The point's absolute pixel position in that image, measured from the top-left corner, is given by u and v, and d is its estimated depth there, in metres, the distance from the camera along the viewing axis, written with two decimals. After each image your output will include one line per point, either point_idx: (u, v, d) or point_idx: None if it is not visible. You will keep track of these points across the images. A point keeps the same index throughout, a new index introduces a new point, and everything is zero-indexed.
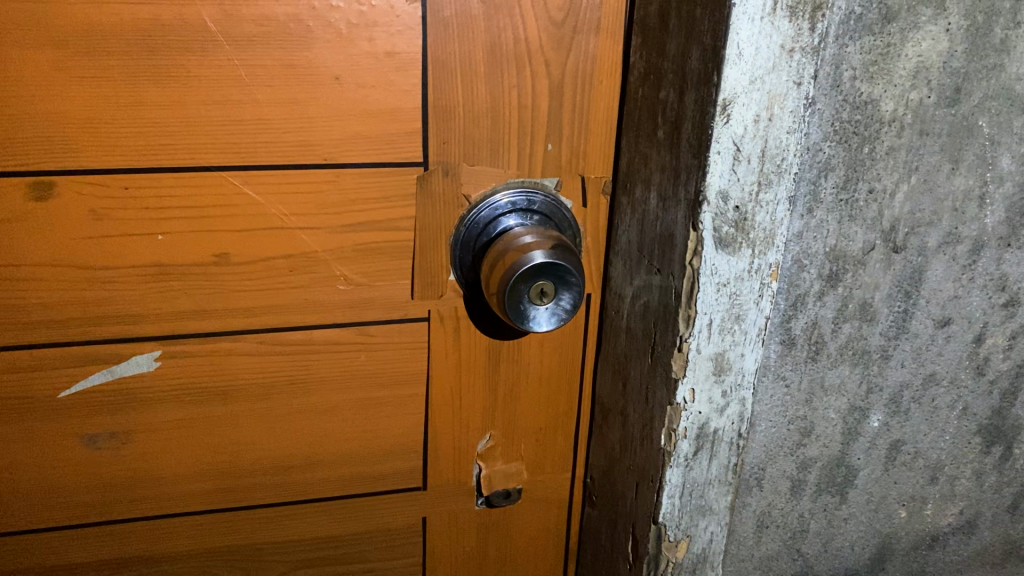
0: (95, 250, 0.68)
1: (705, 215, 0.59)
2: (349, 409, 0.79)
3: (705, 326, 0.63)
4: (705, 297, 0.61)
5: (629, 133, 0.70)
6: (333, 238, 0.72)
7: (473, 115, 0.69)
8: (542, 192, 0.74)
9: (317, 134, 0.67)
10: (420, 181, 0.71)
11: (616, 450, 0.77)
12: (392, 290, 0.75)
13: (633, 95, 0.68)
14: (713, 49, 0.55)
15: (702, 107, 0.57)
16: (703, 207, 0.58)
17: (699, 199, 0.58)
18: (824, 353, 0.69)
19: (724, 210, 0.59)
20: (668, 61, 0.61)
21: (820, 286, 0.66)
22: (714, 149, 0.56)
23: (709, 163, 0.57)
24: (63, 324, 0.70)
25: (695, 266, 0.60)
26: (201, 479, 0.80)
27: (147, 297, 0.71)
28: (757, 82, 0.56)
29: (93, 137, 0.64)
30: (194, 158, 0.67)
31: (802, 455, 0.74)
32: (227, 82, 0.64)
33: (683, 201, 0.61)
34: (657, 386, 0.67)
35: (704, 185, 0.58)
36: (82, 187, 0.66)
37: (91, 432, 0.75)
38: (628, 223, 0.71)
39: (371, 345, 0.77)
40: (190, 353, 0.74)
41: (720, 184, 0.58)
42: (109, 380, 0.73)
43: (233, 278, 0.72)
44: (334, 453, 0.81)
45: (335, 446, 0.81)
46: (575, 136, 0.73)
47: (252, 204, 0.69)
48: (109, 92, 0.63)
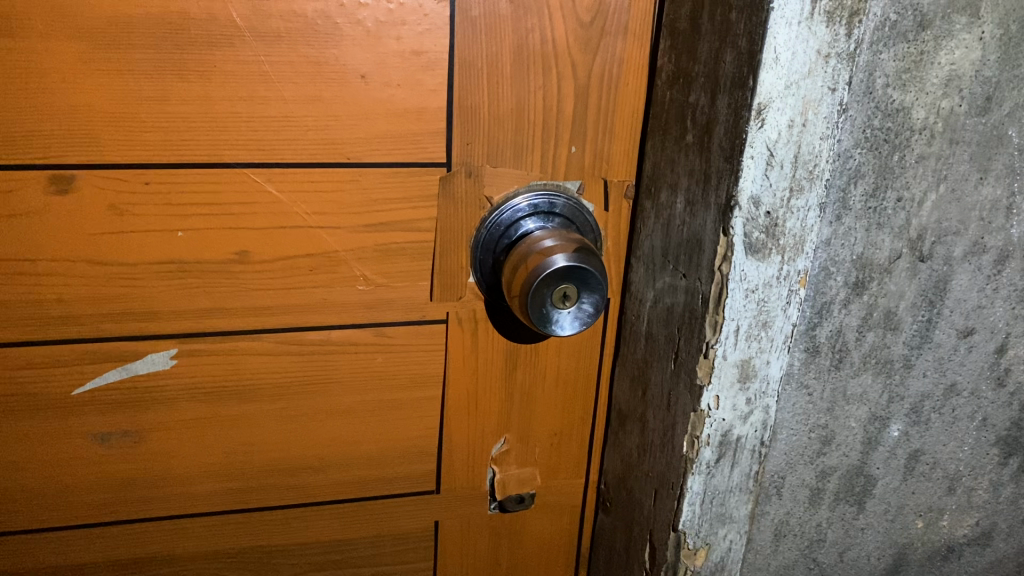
0: (114, 245, 0.67)
1: (736, 221, 0.58)
2: (364, 411, 0.78)
3: (732, 333, 0.62)
4: (733, 303, 0.61)
5: (655, 137, 0.69)
6: (354, 238, 0.71)
7: (498, 117, 0.69)
8: (564, 195, 0.74)
9: (341, 133, 0.67)
10: (443, 182, 0.71)
11: (634, 457, 0.76)
12: (411, 291, 0.74)
13: (661, 99, 0.67)
14: (749, 53, 0.55)
15: (736, 111, 0.57)
16: (734, 212, 0.58)
17: (730, 204, 0.58)
18: (847, 362, 0.69)
19: (755, 215, 0.58)
20: (699, 65, 0.61)
21: (845, 293, 0.66)
22: (748, 154, 0.56)
23: (742, 167, 0.56)
24: (78, 320, 0.69)
25: (724, 271, 0.60)
26: (213, 480, 0.79)
27: (165, 294, 0.70)
28: (793, 86, 0.55)
29: (116, 131, 0.64)
30: (217, 155, 0.66)
31: (822, 464, 0.73)
32: (253, 78, 0.64)
33: (713, 207, 0.60)
34: (680, 393, 0.67)
35: (736, 189, 0.57)
36: (103, 181, 0.65)
37: (104, 431, 0.74)
38: (652, 228, 0.71)
39: (389, 347, 0.76)
40: (206, 352, 0.73)
41: (753, 189, 0.57)
42: (124, 378, 0.72)
43: (252, 276, 0.71)
44: (348, 455, 0.80)
45: (349, 448, 0.80)
46: (599, 139, 0.72)
47: (273, 202, 0.69)
48: (133, 85, 0.62)
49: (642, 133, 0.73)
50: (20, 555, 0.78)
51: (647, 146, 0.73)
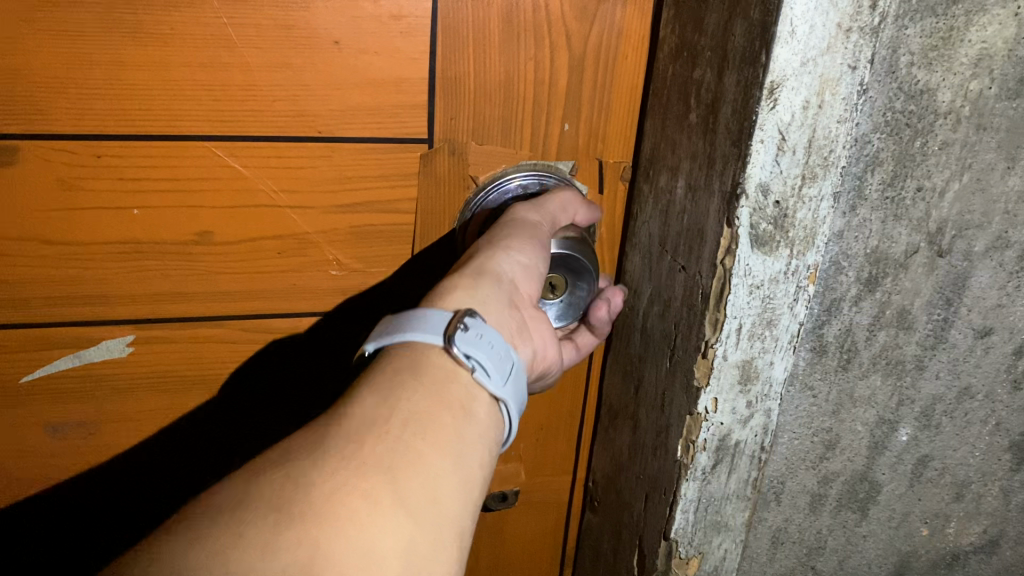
0: (63, 223, 0.62)
1: (743, 211, 0.53)
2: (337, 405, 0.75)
3: (734, 331, 0.57)
4: (736, 300, 0.55)
5: (654, 116, 0.64)
6: (326, 219, 0.66)
7: (485, 89, 0.64)
8: (556, 176, 0.69)
9: (312, 104, 0.62)
10: (423, 159, 0.66)
11: (624, 457, 0.72)
12: (388, 278, 0.70)
13: (661, 74, 0.62)
14: (762, 25, 0.49)
15: (745, 89, 0.51)
16: (740, 201, 0.52)
17: (737, 191, 0.52)
18: (855, 362, 0.64)
19: (763, 205, 0.53)
20: (705, 37, 0.55)
21: (857, 290, 0.61)
22: (758, 137, 0.50)
23: (750, 152, 0.51)
24: (25, 304, 0.64)
25: (727, 265, 0.55)
26: (173, 469, 0.75)
27: (120, 277, 0.65)
28: (809, 64, 0.49)
29: (63, 98, 0.58)
30: (176, 126, 0.61)
31: (824, 469, 0.69)
32: (215, 42, 0.58)
33: (719, 195, 0.55)
34: (676, 396, 0.62)
35: (743, 176, 0.52)
36: (51, 154, 0.59)
37: (56, 422, 0.69)
38: (648, 217, 0.66)
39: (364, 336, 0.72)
40: (167, 338, 0.68)
41: (761, 176, 0.52)
42: (77, 366, 0.67)
43: (215, 258, 0.66)
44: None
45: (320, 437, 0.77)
46: (594, 116, 0.67)
47: (239, 177, 0.63)
48: (83, 49, 0.57)
49: (641, 110, 0.68)
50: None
51: (645, 126, 0.67)
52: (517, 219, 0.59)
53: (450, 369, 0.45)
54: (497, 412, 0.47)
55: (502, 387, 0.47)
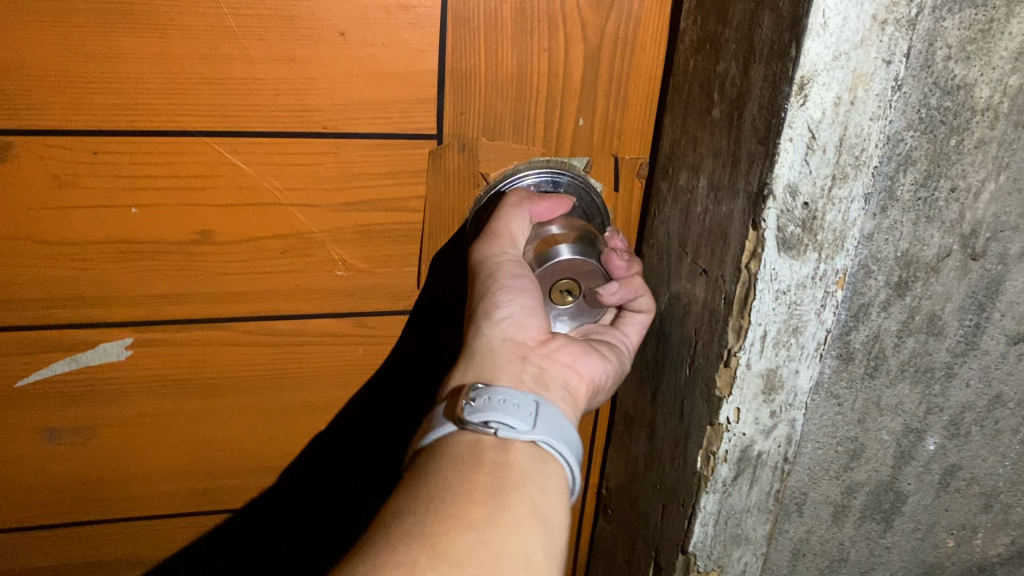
0: (60, 221, 0.59)
1: (769, 213, 0.50)
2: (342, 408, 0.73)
3: (758, 339, 0.54)
4: (761, 308, 0.53)
5: (673, 111, 0.61)
6: (332, 217, 0.64)
7: (497, 82, 0.61)
8: (570, 173, 0.66)
9: (316, 98, 0.59)
10: (432, 156, 0.63)
11: (640, 465, 0.69)
12: (396, 278, 0.68)
13: (681, 67, 0.59)
14: (792, 17, 0.46)
15: (773, 84, 0.48)
16: (767, 202, 0.50)
17: (763, 192, 0.50)
18: (883, 370, 0.61)
19: (792, 207, 0.50)
20: (730, 30, 0.53)
21: (887, 294, 0.58)
22: (787, 135, 0.48)
23: (778, 151, 0.48)
24: (20, 305, 0.61)
25: (751, 270, 0.52)
26: (174, 476, 0.73)
27: (118, 277, 0.62)
28: (842, 58, 0.46)
29: (57, 92, 0.55)
30: (175, 121, 0.58)
31: (848, 479, 0.66)
32: (215, 33, 0.56)
33: (743, 196, 0.52)
34: (696, 405, 0.59)
35: (771, 176, 0.49)
36: (44, 150, 0.57)
37: (53, 427, 0.67)
38: (666, 216, 0.63)
39: (371, 338, 0.70)
40: (167, 341, 0.66)
41: (789, 176, 0.49)
42: (73, 369, 0.65)
43: (217, 257, 0.63)
44: (326, 447, 0.75)
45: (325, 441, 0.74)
46: (610, 111, 0.64)
47: (241, 174, 0.61)
48: (78, 40, 0.54)
49: (660, 103, 0.65)
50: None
51: (664, 121, 0.65)
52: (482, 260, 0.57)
53: (475, 443, 0.48)
54: (541, 454, 0.49)
55: (536, 428, 0.49)
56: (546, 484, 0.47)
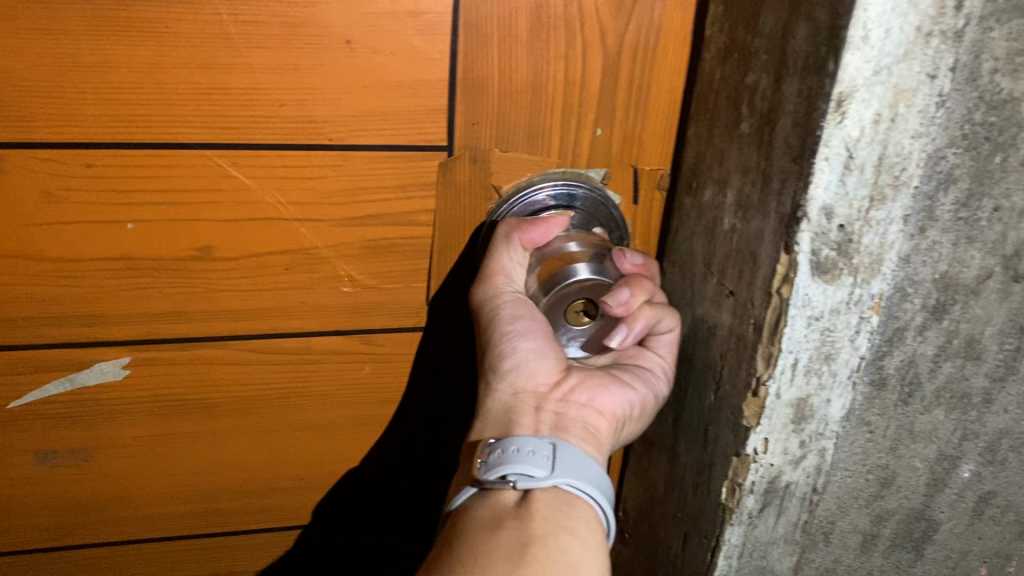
0: (52, 238, 0.57)
1: (803, 235, 0.47)
2: (348, 428, 0.70)
3: (789, 367, 0.51)
4: (793, 333, 0.50)
5: (699, 122, 0.58)
6: (337, 232, 0.61)
7: (511, 91, 0.58)
8: (587, 185, 0.63)
9: (321, 109, 0.56)
10: (442, 169, 0.60)
11: (661, 487, 0.66)
12: (405, 294, 0.65)
13: (707, 78, 0.57)
14: (830, 29, 0.43)
15: (808, 99, 0.45)
16: (801, 224, 0.47)
17: (797, 215, 0.47)
18: (917, 396, 0.58)
19: (827, 230, 0.47)
20: (761, 40, 0.50)
21: (923, 318, 0.55)
22: (822, 155, 0.44)
23: (814, 170, 0.45)
24: (12, 325, 0.58)
25: (784, 295, 0.49)
26: (175, 499, 0.70)
27: (114, 295, 0.59)
28: (883, 73, 0.43)
29: (50, 104, 0.53)
30: (172, 133, 0.55)
31: (878, 507, 0.63)
32: (215, 42, 0.53)
33: (775, 218, 0.49)
34: (722, 434, 0.56)
35: (805, 198, 0.46)
36: (36, 164, 0.54)
37: (47, 449, 0.64)
38: (691, 233, 0.60)
39: (378, 355, 0.67)
40: (165, 360, 0.63)
41: (825, 198, 0.46)
42: (70, 390, 0.62)
43: (216, 274, 0.60)
44: (333, 468, 0.72)
45: (331, 461, 0.72)
46: (630, 121, 0.61)
47: (241, 188, 0.58)
48: (70, 49, 0.52)
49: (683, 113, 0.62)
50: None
51: (687, 131, 0.62)
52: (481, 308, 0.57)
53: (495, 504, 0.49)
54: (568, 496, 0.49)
55: (554, 472, 0.49)
56: (574, 527, 0.47)
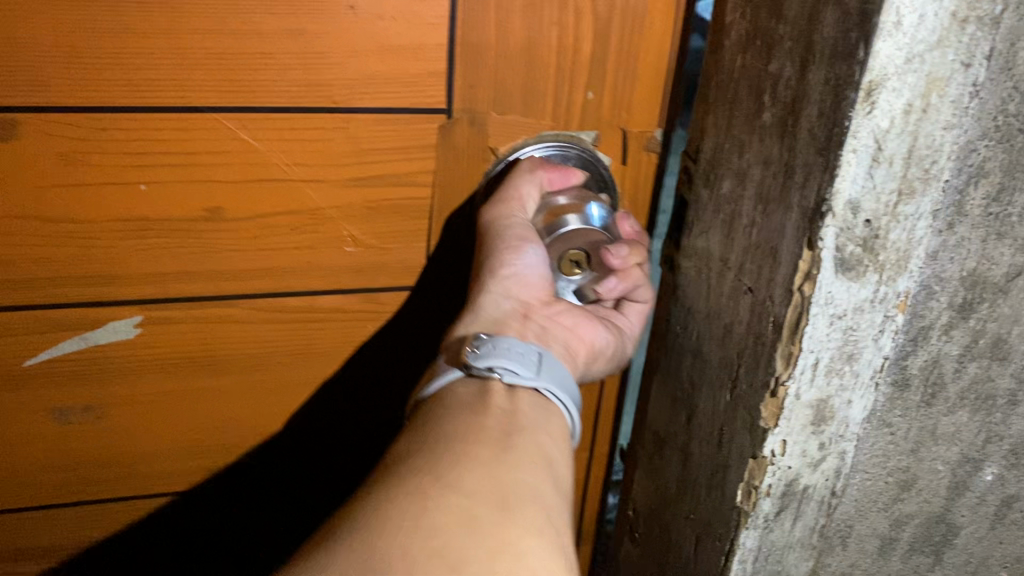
0: (66, 200, 0.56)
1: (828, 230, 0.45)
2: (354, 386, 0.70)
3: (810, 367, 0.50)
4: (815, 332, 0.48)
5: (717, 112, 0.56)
6: (342, 193, 0.60)
7: (506, 55, 0.56)
8: (578, 147, 0.61)
9: (326, 72, 0.54)
10: (441, 132, 0.58)
11: (672, 491, 0.65)
12: (406, 254, 0.64)
13: (725, 66, 0.55)
14: (860, 14, 0.41)
15: (835, 89, 0.43)
16: (826, 219, 0.45)
17: (822, 208, 0.45)
18: (940, 397, 0.57)
19: (852, 225, 0.45)
20: (786, 26, 0.48)
21: (949, 317, 0.53)
22: (850, 147, 0.43)
23: (840, 163, 0.43)
24: (26, 288, 0.58)
25: (805, 292, 0.47)
26: (189, 455, 0.71)
27: (127, 258, 0.59)
28: (914, 61, 0.41)
29: (62, 67, 0.52)
30: (183, 97, 0.54)
31: (897, 511, 0.62)
32: (222, 4, 0.52)
33: (796, 218, 0.47)
34: (739, 436, 0.55)
35: (831, 191, 0.44)
36: (51, 126, 0.54)
37: (61, 407, 0.65)
38: (706, 227, 0.58)
39: (384, 315, 0.67)
40: (178, 320, 0.63)
41: (851, 191, 0.44)
42: (82, 351, 0.62)
43: (225, 235, 0.60)
44: (337, 424, 0.72)
45: (338, 419, 0.72)
46: (620, 83, 0.59)
47: (248, 149, 0.57)
48: (87, 15, 0.51)
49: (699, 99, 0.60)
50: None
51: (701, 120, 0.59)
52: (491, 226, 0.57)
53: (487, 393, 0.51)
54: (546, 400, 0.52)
55: (539, 375, 0.52)
56: (549, 428, 0.49)
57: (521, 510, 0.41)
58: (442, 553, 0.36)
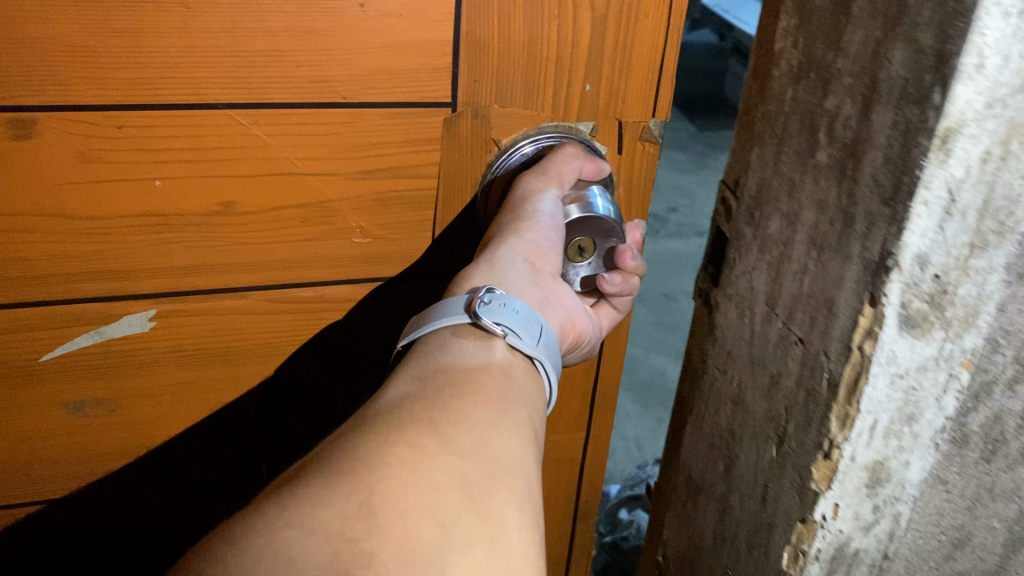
0: (81, 197, 0.55)
1: (893, 287, 0.40)
2: (365, 375, 0.69)
3: (868, 430, 0.45)
4: (875, 393, 0.44)
5: (764, 146, 0.51)
6: (348, 186, 0.58)
7: (510, 51, 0.54)
8: (576, 138, 0.59)
9: (336, 70, 0.53)
10: (447, 124, 0.56)
11: (709, 540, 0.62)
12: (414, 245, 0.62)
13: (780, 99, 0.49)
14: (937, 55, 0.36)
15: (905, 136, 0.38)
16: (892, 275, 0.40)
17: (887, 263, 0.40)
18: (1002, 454, 0.51)
19: (921, 281, 0.40)
20: (844, 59, 0.42)
21: (1016, 372, 0.48)
22: (921, 199, 0.38)
23: (909, 217, 0.38)
24: (41, 283, 0.57)
25: (866, 352, 0.43)
26: (212, 446, 0.70)
27: (143, 253, 0.58)
28: (998, 107, 0.36)
29: (72, 63, 0.51)
30: (197, 97, 0.52)
31: (948, 569, 0.57)
32: (235, 2, 0.49)
33: (850, 301, 0.44)
34: (788, 500, 0.51)
35: (898, 246, 0.39)
36: (63, 123, 0.53)
37: (78, 400, 0.63)
38: (750, 269, 0.54)
39: (395, 308, 0.65)
40: (198, 313, 0.62)
41: (921, 245, 0.39)
42: (100, 342, 0.61)
43: (238, 230, 0.58)
44: (348, 406, 0.71)
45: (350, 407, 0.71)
46: (615, 75, 0.57)
47: (261, 146, 0.55)
48: (94, 10, 0.49)
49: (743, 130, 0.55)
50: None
51: (745, 157, 0.54)
52: (522, 195, 0.58)
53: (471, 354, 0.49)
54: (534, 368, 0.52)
55: (535, 348, 0.52)
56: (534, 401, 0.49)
57: (483, 447, 0.42)
58: (434, 508, 0.37)
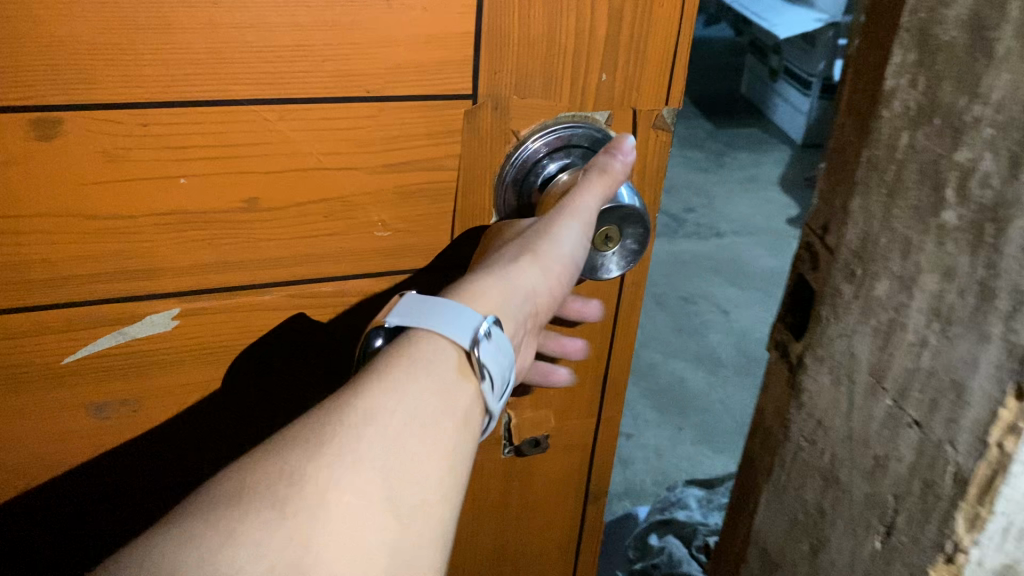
0: (109, 197, 0.60)
1: None
2: None
3: (998, 528, 0.56)
4: (1010, 488, 0.54)
5: (869, 196, 0.61)
6: (372, 179, 0.66)
7: (528, 42, 0.64)
8: (593, 127, 0.70)
9: (357, 63, 0.61)
10: (467, 116, 0.66)
11: (807, 543, 0.75)
12: (429, 236, 0.70)
13: (870, 91, 0.63)
14: None
15: (986, 223, 0.51)
16: None
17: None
18: None
19: None
20: (938, 114, 0.53)
21: None
22: None
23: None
24: (67, 282, 0.61)
25: (1003, 454, 0.53)
26: (218, 436, 0.75)
27: (166, 249, 0.63)
28: None
29: (108, 65, 0.56)
30: (225, 92, 0.59)
31: None
32: (270, 3, 0.57)
33: (982, 403, 0.53)
34: (853, 480, 0.67)
35: None
36: (94, 124, 0.57)
37: (99, 401, 0.69)
38: (847, 330, 0.65)
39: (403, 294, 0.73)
40: (213, 309, 0.67)
41: None
42: (122, 343, 0.66)
43: (261, 224, 0.64)
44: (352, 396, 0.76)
45: None
46: (632, 66, 0.68)
47: (286, 140, 0.62)
48: (128, 11, 0.54)
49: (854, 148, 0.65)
50: (29, 530, 0.75)
51: (845, 206, 0.65)
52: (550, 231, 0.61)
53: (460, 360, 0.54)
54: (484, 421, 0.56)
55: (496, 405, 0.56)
56: (469, 416, 0.52)
57: (414, 526, 0.45)
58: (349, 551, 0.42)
